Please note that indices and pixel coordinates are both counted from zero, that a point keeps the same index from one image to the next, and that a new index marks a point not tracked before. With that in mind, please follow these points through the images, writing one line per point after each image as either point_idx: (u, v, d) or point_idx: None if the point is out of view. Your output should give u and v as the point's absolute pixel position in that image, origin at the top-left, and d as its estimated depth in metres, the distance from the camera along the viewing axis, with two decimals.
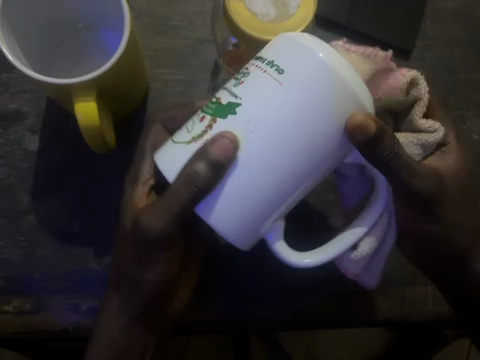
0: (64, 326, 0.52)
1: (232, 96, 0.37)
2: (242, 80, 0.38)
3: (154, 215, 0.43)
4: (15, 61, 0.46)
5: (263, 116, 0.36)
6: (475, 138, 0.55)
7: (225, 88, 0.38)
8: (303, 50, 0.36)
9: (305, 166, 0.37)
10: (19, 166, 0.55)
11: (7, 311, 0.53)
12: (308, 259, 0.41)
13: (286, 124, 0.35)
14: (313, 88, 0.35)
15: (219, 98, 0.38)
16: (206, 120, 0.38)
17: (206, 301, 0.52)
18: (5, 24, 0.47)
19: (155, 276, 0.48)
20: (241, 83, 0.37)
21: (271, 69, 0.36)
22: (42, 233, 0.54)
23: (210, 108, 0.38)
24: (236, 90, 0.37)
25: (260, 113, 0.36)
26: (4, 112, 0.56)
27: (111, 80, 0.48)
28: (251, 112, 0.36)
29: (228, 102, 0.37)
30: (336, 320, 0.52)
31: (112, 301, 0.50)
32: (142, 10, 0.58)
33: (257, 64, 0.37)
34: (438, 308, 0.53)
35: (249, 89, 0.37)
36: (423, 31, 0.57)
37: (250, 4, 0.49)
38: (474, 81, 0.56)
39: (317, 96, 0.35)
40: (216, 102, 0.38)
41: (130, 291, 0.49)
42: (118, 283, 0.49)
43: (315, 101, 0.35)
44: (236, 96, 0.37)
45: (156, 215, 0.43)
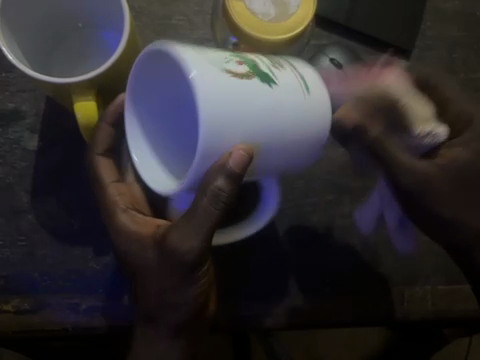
0: (64, 326, 0.52)
1: (268, 71, 0.39)
2: (276, 66, 0.40)
3: (181, 230, 0.42)
4: (14, 61, 0.46)
5: (281, 102, 0.38)
6: None
7: (260, 59, 0.40)
8: (321, 82, 0.41)
9: (265, 163, 0.40)
10: (19, 165, 0.55)
11: (6, 310, 0.52)
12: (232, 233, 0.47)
13: (284, 117, 0.39)
14: (314, 108, 0.40)
15: (254, 62, 0.39)
16: (243, 67, 0.38)
17: (236, 307, 0.52)
18: (5, 24, 0.48)
19: (192, 292, 0.46)
20: (277, 68, 0.40)
21: (302, 81, 0.40)
22: (42, 233, 0.54)
23: (248, 62, 0.39)
24: (273, 70, 0.39)
25: (284, 99, 0.39)
26: (4, 112, 0.56)
27: (111, 80, 0.48)
28: (277, 95, 0.38)
29: (265, 72, 0.39)
30: (335, 320, 0.52)
31: (150, 328, 0.48)
32: (143, 9, 0.57)
33: (289, 67, 0.41)
34: (438, 308, 0.52)
35: (282, 77, 0.39)
36: (423, 31, 0.57)
37: (250, 4, 0.49)
38: (473, 81, 0.56)
39: (315, 111, 0.40)
40: (253, 63, 0.39)
41: (166, 314, 0.47)
42: (150, 311, 0.48)
43: (310, 114, 0.40)
44: (273, 74, 0.39)
45: (184, 234, 0.42)
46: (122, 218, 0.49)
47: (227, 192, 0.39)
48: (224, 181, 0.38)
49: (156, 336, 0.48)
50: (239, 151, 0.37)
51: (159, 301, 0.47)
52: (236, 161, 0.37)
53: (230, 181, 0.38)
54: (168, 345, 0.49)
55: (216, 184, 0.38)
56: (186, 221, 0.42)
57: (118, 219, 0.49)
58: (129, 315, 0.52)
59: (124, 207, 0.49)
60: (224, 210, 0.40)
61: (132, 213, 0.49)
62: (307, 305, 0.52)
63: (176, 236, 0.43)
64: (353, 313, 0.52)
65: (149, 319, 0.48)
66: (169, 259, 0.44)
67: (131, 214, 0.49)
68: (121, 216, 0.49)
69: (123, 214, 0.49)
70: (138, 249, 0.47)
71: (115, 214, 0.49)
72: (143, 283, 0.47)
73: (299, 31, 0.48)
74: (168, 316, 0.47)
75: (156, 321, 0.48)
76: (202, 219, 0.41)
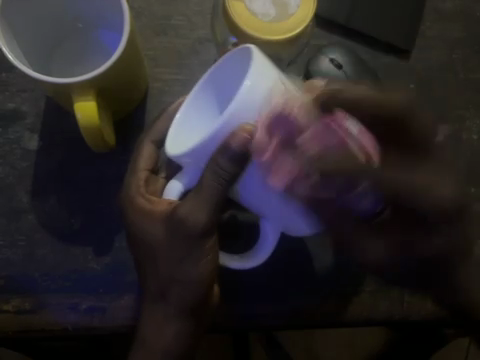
0: (64, 326, 0.52)
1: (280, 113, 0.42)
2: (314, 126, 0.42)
3: (191, 204, 0.43)
4: (14, 61, 0.46)
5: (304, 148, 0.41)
6: (475, 138, 0.55)
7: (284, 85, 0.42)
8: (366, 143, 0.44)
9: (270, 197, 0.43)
10: (19, 166, 0.55)
11: (6, 310, 0.52)
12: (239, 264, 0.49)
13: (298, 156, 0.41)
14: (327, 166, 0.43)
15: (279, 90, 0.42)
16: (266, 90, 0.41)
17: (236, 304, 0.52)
18: (6, 23, 0.48)
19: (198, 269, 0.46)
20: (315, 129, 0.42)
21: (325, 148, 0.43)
22: (42, 232, 0.54)
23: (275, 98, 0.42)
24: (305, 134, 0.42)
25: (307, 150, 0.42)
26: (4, 112, 0.56)
27: (111, 81, 0.48)
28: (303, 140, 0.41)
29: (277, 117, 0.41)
30: (336, 320, 0.52)
31: (159, 308, 0.49)
32: (142, 9, 0.58)
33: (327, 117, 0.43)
34: (438, 308, 0.52)
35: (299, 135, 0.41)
36: (423, 31, 0.57)
37: (250, 4, 0.49)
38: (473, 80, 0.56)
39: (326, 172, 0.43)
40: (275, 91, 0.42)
41: (171, 295, 0.48)
42: (162, 285, 0.48)
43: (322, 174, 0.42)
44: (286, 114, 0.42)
45: (196, 207, 0.43)
46: (140, 201, 0.49)
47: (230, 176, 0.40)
48: (228, 161, 0.40)
49: (162, 315, 0.49)
50: (244, 133, 0.38)
51: (165, 279, 0.47)
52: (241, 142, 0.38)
53: (234, 161, 0.40)
54: (170, 336, 0.49)
55: (218, 161, 0.40)
56: (193, 196, 0.43)
57: (137, 202, 0.49)
58: (128, 315, 0.52)
59: (144, 192, 0.50)
60: (224, 187, 0.41)
61: (150, 196, 0.49)
62: (308, 307, 0.52)
63: (185, 210, 0.44)
64: (353, 313, 0.52)
65: (162, 298, 0.48)
66: (181, 232, 0.45)
67: (149, 197, 0.49)
68: (137, 197, 0.49)
69: (138, 195, 0.49)
70: (147, 229, 0.47)
71: (131, 198, 0.50)
72: (149, 259, 0.48)
73: (296, 32, 0.48)
74: (178, 290, 0.47)
75: (168, 300, 0.48)
76: (209, 196, 0.42)
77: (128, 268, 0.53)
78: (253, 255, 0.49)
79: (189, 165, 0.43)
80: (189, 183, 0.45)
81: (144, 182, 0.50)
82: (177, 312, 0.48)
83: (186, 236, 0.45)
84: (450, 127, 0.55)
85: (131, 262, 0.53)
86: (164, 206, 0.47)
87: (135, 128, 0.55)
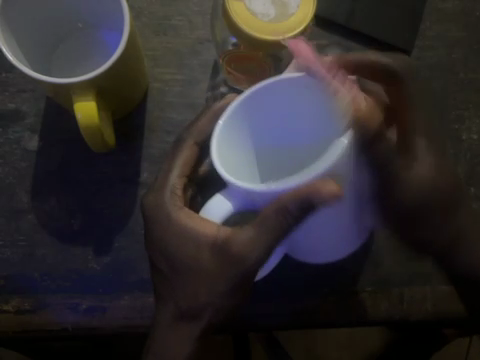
0: (64, 326, 0.52)
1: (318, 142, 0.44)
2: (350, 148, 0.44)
3: (253, 235, 0.43)
4: (14, 61, 0.47)
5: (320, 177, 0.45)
6: (475, 138, 0.54)
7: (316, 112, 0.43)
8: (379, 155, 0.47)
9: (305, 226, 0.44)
10: (19, 166, 0.55)
11: (7, 310, 0.52)
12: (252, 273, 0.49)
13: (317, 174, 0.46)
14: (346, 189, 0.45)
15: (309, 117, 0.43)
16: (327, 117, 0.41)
17: None
18: (6, 23, 0.48)
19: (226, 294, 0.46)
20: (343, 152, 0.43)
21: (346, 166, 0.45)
22: (42, 233, 0.54)
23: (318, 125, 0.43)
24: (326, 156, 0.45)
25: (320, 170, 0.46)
26: (4, 112, 0.56)
27: (111, 80, 0.48)
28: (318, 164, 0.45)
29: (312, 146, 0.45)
30: (336, 320, 0.51)
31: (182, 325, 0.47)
32: (142, 10, 0.58)
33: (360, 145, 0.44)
34: (438, 308, 0.51)
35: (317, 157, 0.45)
36: (422, 31, 0.57)
37: (250, 4, 0.49)
38: (473, 80, 0.56)
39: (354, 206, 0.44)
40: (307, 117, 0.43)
41: (200, 317, 0.47)
42: (192, 309, 0.46)
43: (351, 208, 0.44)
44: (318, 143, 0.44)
45: (254, 240, 0.43)
46: (179, 215, 0.47)
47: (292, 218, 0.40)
48: (298, 209, 0.39)
49: (183, 337, 0.47)
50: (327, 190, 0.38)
51: (196, 304, 0.46)
52: (322, 200, 0.38)
53: (302, 209, 0.39)
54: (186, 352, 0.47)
55: (287, 205, 0.39)
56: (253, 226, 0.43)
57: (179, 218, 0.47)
58: (128, 315, 0.52)
59: (180, 205, 0.48)
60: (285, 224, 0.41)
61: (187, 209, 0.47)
62: (309, 308, 0.52)
63: (241, 239, 0.43)
64: (352, 313, 0.51)
65: (189, 319, 0.47)
66: (231, 265, 0.44)
67: (187, 211, 0.47)
68: (180, 214, 0.47)
69: (177, 210, 0.47)
70: (191, 250, 0.46)
71: (174, 215, 0.47)
72: (181, 279, 0.46)
73: (297, 32, 0.48)
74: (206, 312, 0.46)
75: (195, 322, 0.47)
76: (267, 227, 0.42)
77: (128, 269, 0.53)
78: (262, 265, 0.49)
79: (241, 191, 0.40)
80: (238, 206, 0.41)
81: (180, 190, 0.49)
82: (200, 334, 0.47)
83: (240, 267, 0.44)
84: (449, 127, 0.55)
85: (131, 261, 0.53)
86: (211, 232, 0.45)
87: (136, 127, 0.55)
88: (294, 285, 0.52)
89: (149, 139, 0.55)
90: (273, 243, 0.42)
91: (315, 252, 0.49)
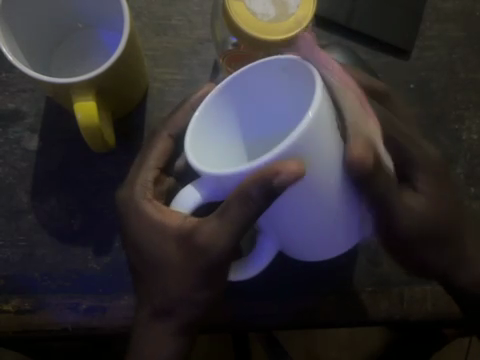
0: (64, 326, 0.52)
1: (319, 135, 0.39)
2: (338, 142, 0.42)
3: (215, 227, 0.42)
4: (15, 61, 0.46)
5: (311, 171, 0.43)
6: (475, 138, 0.54)
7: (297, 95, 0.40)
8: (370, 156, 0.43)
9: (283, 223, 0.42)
10: (19, 166, 0.55)
11: (7, 310, 0.52)
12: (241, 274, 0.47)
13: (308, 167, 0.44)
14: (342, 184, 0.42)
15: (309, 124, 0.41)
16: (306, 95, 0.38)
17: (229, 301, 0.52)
18: (6, 24, 0.48)
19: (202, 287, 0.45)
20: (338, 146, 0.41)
21: None
22: (42, 233, 0.54)
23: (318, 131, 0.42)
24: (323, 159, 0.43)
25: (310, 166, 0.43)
26: (4, 112, 0.56)
27: (111, 80, 0.48)
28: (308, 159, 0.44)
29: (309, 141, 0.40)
30: (337, 320, 0.51)
31: (162, 320, 0.47)
32: (142, 10, 0.58)
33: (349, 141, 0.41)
34: (437, 309, 0.51)
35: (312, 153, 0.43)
36: (422, 31, 0.57)
37: (250, 4, 0.49)
38: (474, 80, 0.56)
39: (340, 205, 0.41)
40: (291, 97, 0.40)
41: (176, 313, 0.47)
42: (166, 305, 0.46)
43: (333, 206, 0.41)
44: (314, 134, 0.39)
45: (218, 229, 0.42)
46: (148, 208, 0.47)
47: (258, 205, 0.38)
48: (261, 195, 0.37)
49: (164, 332, 0.47)
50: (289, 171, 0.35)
51: (172, 300, 0.46)
52: (283, 181, 0.36)
53: (267, 194, 0.37)
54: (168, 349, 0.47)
55: (250, 192, 0.37)
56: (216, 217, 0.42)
57: (147, 206, 0.47)
58: (128, 315, 0.52)
59: (151, 197, 0.48)
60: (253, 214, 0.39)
61: (161, 205, 0.47)
62: (309, 307, 0.52)
63: (207, 230, 0.43)
64: (353, 313, 0.51)
65: (163, 316, 0.47)
66: (196, 256, 0.44)
67: (157, 204, 0.47)
68: (148, 206, 0.47)
69: (146, 203, 0.47)
70: (159, 243, 0.46)
71: (144, 209, 0.47)
72: (158, 273, 0.46)
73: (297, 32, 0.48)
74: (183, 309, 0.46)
75: (170, 317, 0.47)
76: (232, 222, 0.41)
77: (128, 268, 0.53)
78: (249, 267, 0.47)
79: (209, 180, 0.38)
80: (208, 197, 0.40)
81: (152, 182, 0.49)
82: (179, 331, 0.47)
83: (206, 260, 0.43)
84: (449, 127, 0.55)
85: None
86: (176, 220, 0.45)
87: (136, 127, 0.55)
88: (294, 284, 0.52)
89: None
90: (236, 234, 0.41)
91: (306, 249, 0.46)
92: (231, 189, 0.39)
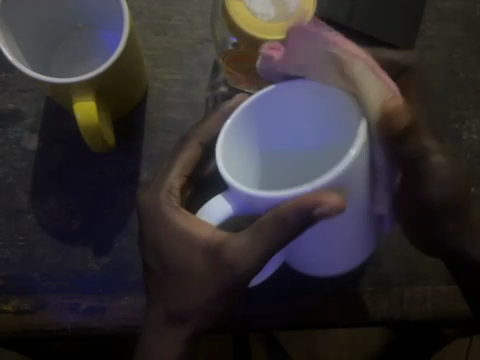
0: (64, 326, 0.52)
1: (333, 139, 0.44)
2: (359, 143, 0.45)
3: (245, 244, 0.42)
4: (15, 61, 0.47)
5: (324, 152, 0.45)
6: (475, 138, 0.54)
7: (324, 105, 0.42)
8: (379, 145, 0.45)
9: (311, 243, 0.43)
10: (18, 166, 0.55)
11: (6, 310, 0.52)
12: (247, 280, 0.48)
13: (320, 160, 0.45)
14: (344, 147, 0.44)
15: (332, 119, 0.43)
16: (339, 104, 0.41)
17: None
18: (6, 24, 0.48)
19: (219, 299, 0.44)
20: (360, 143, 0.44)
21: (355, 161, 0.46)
22: (41, 233, 0.54)
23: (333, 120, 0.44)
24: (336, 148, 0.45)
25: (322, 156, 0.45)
26: (4, 112, 0.56)
27: (111, 80, 0.48)
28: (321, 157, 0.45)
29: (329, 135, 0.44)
30: (336, 320, 0.51)
31: (173, 326, 0.46)
32: (142, 10, 0.58)
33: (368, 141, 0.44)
34: (437, 309, 0.51)
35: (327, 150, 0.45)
36: (423, 31, 0.57)
37: (250, 4, 0.48)
38: (473, 81, 0.56)
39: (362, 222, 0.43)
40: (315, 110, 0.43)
41: (187, 321, 0.46)
42: (180, 312, 0.45)
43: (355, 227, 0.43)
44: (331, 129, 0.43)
45: (251, 244, 0.42)
46: (175, 216, 0.46)
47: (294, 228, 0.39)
48: (298, 221, 0.38)
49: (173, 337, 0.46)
50: (331, 204, 0.37)
51: (187, 308, 0.45)
52: (323, 212, 0.37)
53: (302, 220, 0.38)
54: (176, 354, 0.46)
55: (286, 217, 0.38)
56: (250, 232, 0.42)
57: (175, 217, 0.46)
58: (128, 315, 0.51)
59: (177, 206, 0.47)
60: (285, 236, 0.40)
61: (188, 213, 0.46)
62: (309, 308, 0.51)
63: (236, 246, 0.43)
64: (353, 313, 0.51)
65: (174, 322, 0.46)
66: (222, 270, 0.44)
67: (185, 213, 0.46)
68: (176, 215, 0.46)
69: (173, 211, 0.46)
70: (186, 254, 0.45)
71: (171, 218, 0.46)
72: (176, 280, 0.45)
73: None
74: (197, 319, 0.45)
75: (182, 324, 0.46)
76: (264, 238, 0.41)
77: (128, 269, 0.52)
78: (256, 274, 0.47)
79: (243, 198, 0.39)
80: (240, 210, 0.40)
81: (178, 191, 0.48)
82: (188, 339, 0.46)
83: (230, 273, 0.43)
84: (449, 127, 0.55)
85: (131, 262, 0.52)
86: (207, 232, 0.43)
87: (136, 127, 0.55)
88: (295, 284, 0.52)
89: (149, 140, 0.55)
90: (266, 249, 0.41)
91: (331, 262, 0.47)
92: (265, 207, 0.40)
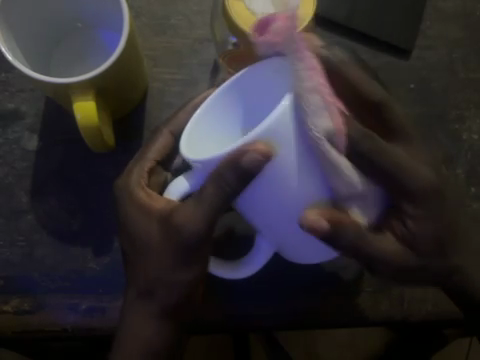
0: (64, 326, 0.52)
1: None
2: None
3: (190, 209, 0.43)
4: (14, 61, 0.46)
5: None
6: (475, 138, 0.54)
7: None
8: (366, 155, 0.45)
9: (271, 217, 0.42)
10: (19, 166, 0.55)
11: (6, 310, 0.52)
12: (230, 274, 0.48)
13: None
14: None
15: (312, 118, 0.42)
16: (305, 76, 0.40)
17: (225, 300, 0.51)
18: (6, 24, 0.48)
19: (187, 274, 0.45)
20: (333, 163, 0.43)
21: None
22: (41, 233, 0.53)
23: None
24: None
25: None
26: (4, 112, 0.56)
27: (111, 81, 0.48)
28: None
29: None
30: (335, 320, 0.51)
31: (143, 304, 0.46)
32: (142, 9, 0.58)
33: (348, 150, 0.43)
34: (438, 309, 0.51)
35: None
36: (423, 31, 0.57)
37: (250, 4, 0.49)
38: (474, 80, 0.55)
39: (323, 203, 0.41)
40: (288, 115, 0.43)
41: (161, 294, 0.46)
42: (147, 286, 0.46)
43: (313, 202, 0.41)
44: None
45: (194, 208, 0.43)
46: (139, 194, 0.47)
47: (233, 190, 0.40)
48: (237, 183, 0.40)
49: (142, 312, 0.46)
50: (256, 151, 0.38)
51: (152, 281, 0.46)
52: (250, 159, 0.38)
53: (240, 177, 0.39)
54: (154, 331, 0.46)
55: (224, 175, 0.40)
56: (194, 203, 0.43)
57: (134, 193, 0.48)
58: None
59: (144, 184, 0.48)
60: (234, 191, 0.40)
61: (149, 190, 0.48)
62: (308, 308, 0.51)
63: (181, 212, 0.43)
64: (353, 313, 0.51)
65: (142, 297, 0.46)
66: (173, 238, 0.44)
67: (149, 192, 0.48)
68: (136, 188, 0.48)
69: (139, 189, 0.48)
70: (145, 223, 0.46)
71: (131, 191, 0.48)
72: (141, 256, 0.46)
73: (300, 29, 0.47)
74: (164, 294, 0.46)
75: (155, 298, 0.46)
76: (209, 202, 0.42)
77: None
78: (239, 267, 0.48)
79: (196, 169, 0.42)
80: (195, 187, 0.43)
81: (147, 172, 0.49)
82: (159, 315, 0.46)
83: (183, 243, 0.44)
84: (450, 127, 0.54)
85: None
86: (160, 204, 0.46)
87: (135, 128, 0.55)
88: (289, 283, 0.52)
89: (148, 139, 0.55)
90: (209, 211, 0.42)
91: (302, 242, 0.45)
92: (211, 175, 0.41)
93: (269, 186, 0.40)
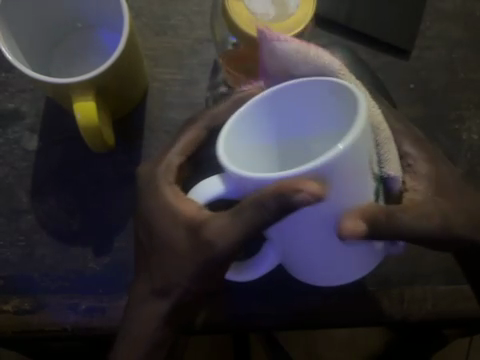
0: (64, 326, 0.51)
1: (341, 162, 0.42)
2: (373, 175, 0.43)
3: (228, 225, 0.40)
4: (14, 61, 0.47)
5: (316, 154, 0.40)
6: (475, 138, 0.54)
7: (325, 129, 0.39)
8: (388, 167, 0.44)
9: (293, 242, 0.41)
10: (19, 166, 0.55)
11: (6, 310, 0.52)
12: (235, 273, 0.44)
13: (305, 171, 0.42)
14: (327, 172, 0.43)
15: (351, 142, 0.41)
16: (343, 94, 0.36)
17: (224, 300, 0.51)
18: (5, 24, 0.48)
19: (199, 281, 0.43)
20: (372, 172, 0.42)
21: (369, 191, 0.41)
22: (41, 233, 0.54)
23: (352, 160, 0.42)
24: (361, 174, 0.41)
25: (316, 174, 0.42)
26: (4, 112, 0.56)
27: (111, 80, 0.48)
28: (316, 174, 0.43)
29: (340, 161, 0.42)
30: (336, 320, 0.51)
31: (153, 303, 0.45)
32: (142, 9, 0.58)
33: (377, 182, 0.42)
34: (438, 309, 0.51)
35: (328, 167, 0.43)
36: (423, 31, 0.57)
37: (249, 4, 0.49)
38: (474, 80, 0.55)
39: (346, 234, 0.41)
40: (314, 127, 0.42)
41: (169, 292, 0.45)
42: (163, 285, 0.45)
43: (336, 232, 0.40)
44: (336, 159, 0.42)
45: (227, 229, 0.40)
46: (167, 192, 0.44)
47: (269, 214, 0.36)
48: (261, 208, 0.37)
49: (151, 312, 0.45)
50: (307, 191, 0.34)
51: (167, 281, 0.44)
52: (304, 199, 0.34)
53: (280, 207, 0.35)
54: (153, 329, 0.45)
55: (265, 202, 0.36)
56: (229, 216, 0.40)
57: (162, 192, 0.44)
58: None
59: (172, 181, 0.45)
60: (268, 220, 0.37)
61: (177, 189, 0.45)
62: (308, 308, 0.51)
63: (216, 226, 0.41)
64: (353, 314, 0.51)
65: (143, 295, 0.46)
66: (201, 250, 0.42)
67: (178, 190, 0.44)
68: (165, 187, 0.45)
69: (168, 188, 0.45)
70: (171, 225, 0.43)
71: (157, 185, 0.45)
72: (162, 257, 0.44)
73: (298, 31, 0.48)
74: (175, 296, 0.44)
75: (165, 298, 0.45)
76: (245, 221, 0.39)
77: (128, 269, 0.52)
78: (246, 266, 0.44)
79: (232, 179, 0.37)
80: (231, 193, 0.38)
81: (176, 170, 0.46)
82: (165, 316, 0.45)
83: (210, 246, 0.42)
84: (450, 127, 0.54)
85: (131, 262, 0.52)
86: (190, 209, 0.42)
87: (135, 127, 0.55)
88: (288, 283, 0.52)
89: (149, 140, 0.55)
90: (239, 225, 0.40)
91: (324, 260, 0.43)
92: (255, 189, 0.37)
93: (309, 211, 0.37)
